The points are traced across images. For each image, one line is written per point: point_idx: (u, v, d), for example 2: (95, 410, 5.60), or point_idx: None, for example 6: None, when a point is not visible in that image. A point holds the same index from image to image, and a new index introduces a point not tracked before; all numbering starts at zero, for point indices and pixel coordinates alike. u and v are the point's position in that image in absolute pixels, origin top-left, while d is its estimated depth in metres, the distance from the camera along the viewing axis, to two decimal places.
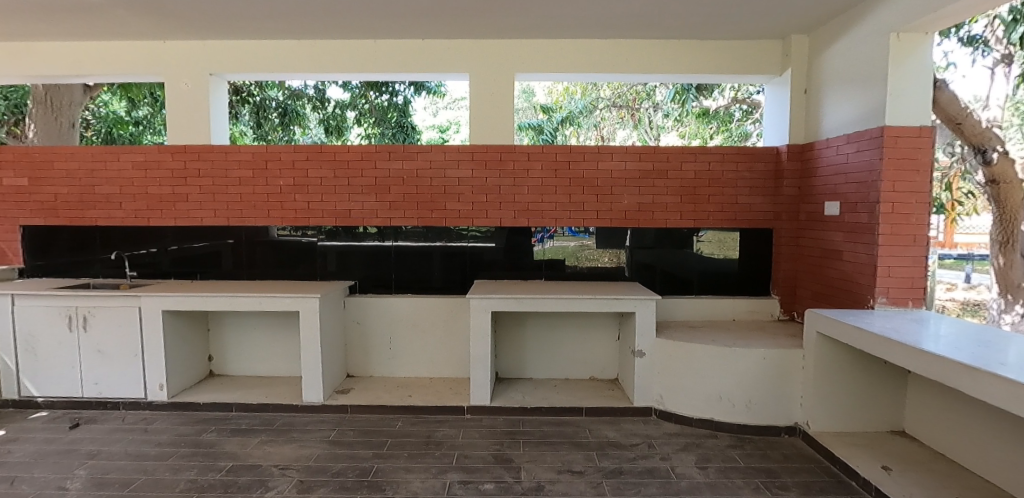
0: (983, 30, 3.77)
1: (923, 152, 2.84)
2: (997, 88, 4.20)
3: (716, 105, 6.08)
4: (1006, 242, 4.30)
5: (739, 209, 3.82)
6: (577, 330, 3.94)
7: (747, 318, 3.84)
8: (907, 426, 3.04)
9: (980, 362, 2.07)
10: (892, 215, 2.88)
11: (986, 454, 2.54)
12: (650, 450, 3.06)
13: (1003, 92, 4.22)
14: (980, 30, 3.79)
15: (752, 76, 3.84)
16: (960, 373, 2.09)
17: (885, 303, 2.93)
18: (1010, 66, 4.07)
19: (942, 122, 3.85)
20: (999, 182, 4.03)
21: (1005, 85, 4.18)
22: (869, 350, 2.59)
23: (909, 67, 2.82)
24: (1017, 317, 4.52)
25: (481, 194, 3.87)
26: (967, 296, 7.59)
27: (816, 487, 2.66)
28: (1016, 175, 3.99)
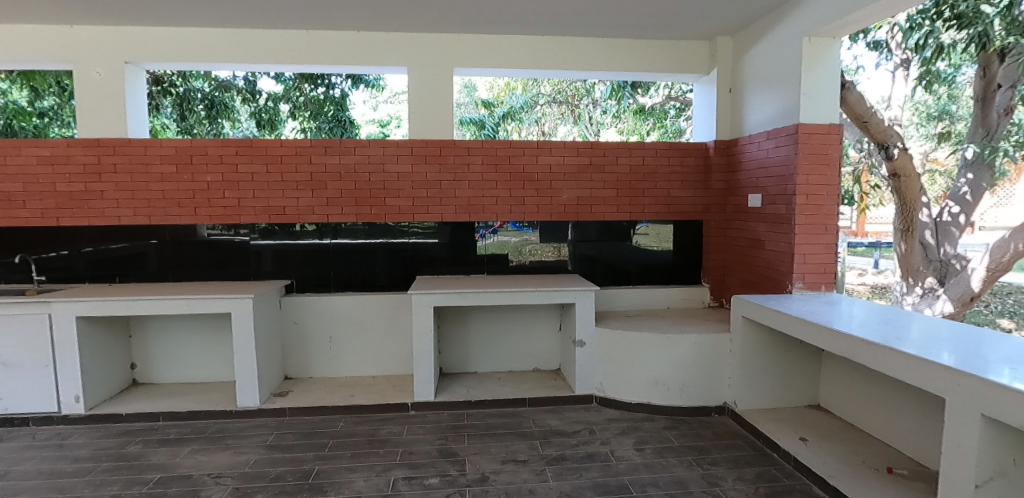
0: (885, 36, 3.99)
1: (832, 148, 3.09)
2: (898, 89, 4.53)
3: (652, 102, 6.22)
4: (907, 230, 4.47)
5: (672, 203, 3.98)
6: (520, 322, 3.98)
7: (681, 305, 4.02)
8: (822, 401, 3.30)
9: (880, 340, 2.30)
10: (806, 206, 3.09)
11: (886, 421, 2.81)
12: (591, 436, 3.17)
13: (903, 93, 4.55)
14: (883, 35, 4.01)
15: (681, 75, 4.00)
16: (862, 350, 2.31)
17: (802, 288, 3.15)
18: (908, 69, 4.40)
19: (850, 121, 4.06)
20: (900, 175, 4.21)
21: (905, 86, 4.52)
22: (789, 331, 2.81)
23: (819, 69, 3.05)
24: (916, 298, 4.65)
25: (421, 189, 3.84)
26: (871, 278, 8.34)
27: (742, 461, 2.86)
28: (914, 168, 4.19)
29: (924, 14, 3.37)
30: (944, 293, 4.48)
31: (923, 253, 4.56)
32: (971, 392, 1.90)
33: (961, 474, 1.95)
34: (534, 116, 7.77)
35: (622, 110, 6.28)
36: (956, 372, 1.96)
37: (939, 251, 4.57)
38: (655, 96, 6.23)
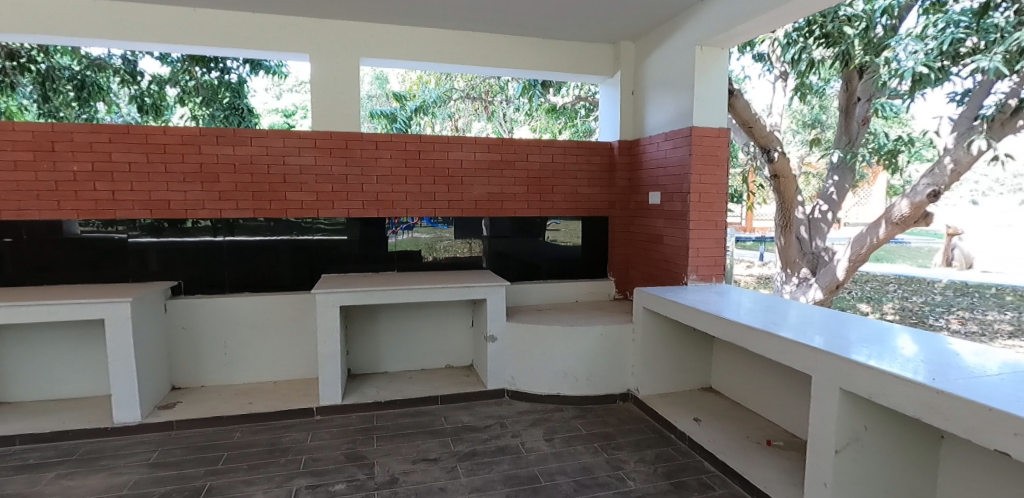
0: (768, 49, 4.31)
1: (721, 150, 3.34)
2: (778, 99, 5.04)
3: (563, 102, 6.45)
4: (785, 226, 4.84)
5: (580, 199, 4.12)
6: (432, 320, 3.94)
7: (588, 298, 4.18)
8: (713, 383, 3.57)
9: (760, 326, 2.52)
10: (699, 204, 3.32)
11: (765, 398, 3.11)
12: (503, 429, 3.21)
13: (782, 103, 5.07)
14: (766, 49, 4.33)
15: (588, 76, 4.14)
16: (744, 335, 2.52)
17: (696, 280, 3.38)
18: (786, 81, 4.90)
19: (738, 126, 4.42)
20: (779, 177, 4.59)
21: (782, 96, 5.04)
22: (685, 320, 3.01)
23: (710, 76, 3.28)
24: (793, 287, 5.02)
25: (326, 183, 3.67)
26: (757, 270, 9.21)
27: (643, 444, 3.03)
28: (790, 169, 4.55)
29: (800, 31, 3.64)
30: (816, 282, 4.87)
31: (799, 246, 4.94)
32: (833, 370, 2.17)
33: (825, 441, 2.22)
34: (447, 111, 7.69)
35: (534, 108, 6.39)
36: (822, 353, 2.23)
37: (811, 245, 4.97)
38: (565, 95, 6.39)
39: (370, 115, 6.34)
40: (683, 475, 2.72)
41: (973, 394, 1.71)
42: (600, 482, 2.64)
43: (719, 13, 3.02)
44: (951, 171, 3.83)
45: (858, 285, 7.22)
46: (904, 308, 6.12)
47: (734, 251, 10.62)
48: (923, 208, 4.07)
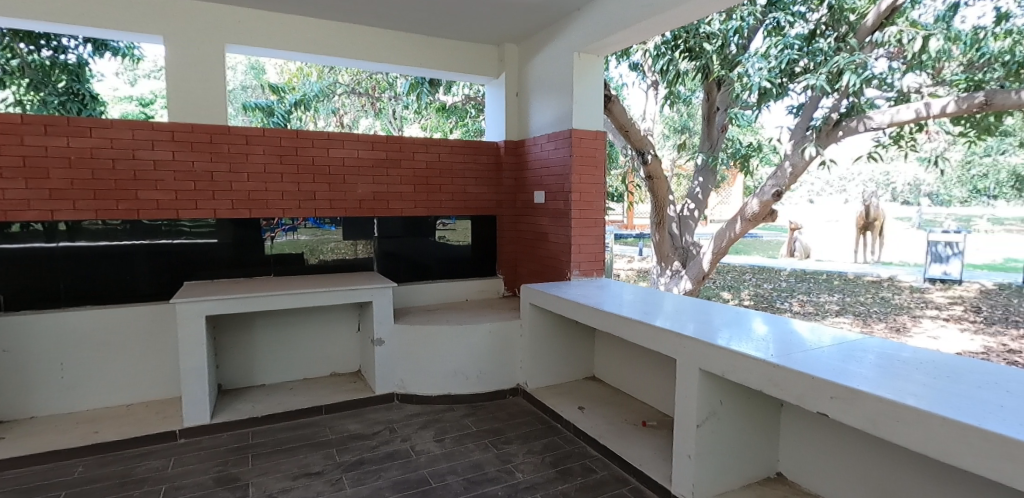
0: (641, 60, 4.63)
1: (598, 151, 3.53)
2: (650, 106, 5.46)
3: (453, 101, 6.46)
4: (659, 223, 5.28)
5: (468, 199, 4.14)
6: (314, 326, 3.74)
7: (478, 297, 4.22)
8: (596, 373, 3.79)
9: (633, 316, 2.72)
10: (580, 203, 3.49)
11: (639, 382, 3.36)
12: (392, 434, 3.13)
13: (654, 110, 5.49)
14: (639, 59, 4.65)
15: (474, 76, 4.17)
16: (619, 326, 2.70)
17: (578, 275, 3.55)
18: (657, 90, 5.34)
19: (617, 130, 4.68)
20: (653, 178, 4.94)
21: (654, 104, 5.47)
22: (568, 314, 3.15)
23: (587, 82, 3.46)
24: (667, 278, 5.44)
25: (188, 180, 3.32)
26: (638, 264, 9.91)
27: (531, 436, 3.12)
28: (662, 172, 4.93)
29: (668, 44, 3.88)
30: (686, 274, 5.30)
31: (672, 241, 5.37)
32: (693, 353, 2.41)
33: (689, 417, 2.43)
34: (331, 106, 7.33)
35: (424, 106, 6.33)
36: (686, 337, 2.45)
37: (682, 240, 5.39)
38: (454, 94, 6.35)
39: (242, 107, 5.84)
40: (568, 462, 2.85)
41: (800, 367, 1.99)
42: (489, 477, 2.68)
43: (594, 21, 3.19)
44: (790, 174, 4.32)
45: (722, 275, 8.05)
46: (757, 294, 6.91)
47: (617, 247, 11.36)
48: (769, 206, 4.54)
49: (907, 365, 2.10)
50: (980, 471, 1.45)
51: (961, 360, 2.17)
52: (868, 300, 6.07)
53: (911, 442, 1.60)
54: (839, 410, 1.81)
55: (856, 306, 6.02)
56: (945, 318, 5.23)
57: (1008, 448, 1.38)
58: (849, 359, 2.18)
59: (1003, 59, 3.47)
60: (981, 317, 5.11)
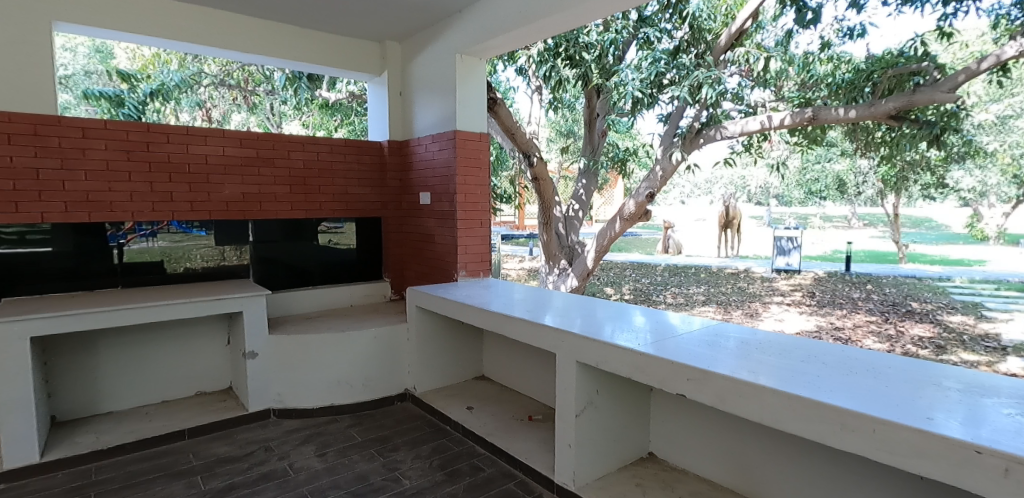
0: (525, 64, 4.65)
1: (482, 153, 3.57)
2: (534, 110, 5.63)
3: (336, 98, 6.18)
4: (546, 223, 5.40)
5: (351, 200, 3.98)
6: (173, 342, 3.36)
7: (364, 302, 4.07)
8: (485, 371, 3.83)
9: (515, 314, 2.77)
10: (465, 204, 3.50)
11: (524, 378, 3.44)
12: (268, 454, 2.90)
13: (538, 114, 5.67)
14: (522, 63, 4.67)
15: (355, 73, 4.01)
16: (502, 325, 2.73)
17: (464, 275, 3.56)
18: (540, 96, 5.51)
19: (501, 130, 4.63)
20: (538, 179, 5.04)
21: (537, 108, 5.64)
22: (454, 315, 3.13)
23: (470, 84, 3.48)
24: (555, 276, 5.63)
25: (3, 178, 2.78)
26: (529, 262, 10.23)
27: (419, 440, 3.07)
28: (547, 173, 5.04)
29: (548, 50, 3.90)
30: (572, 272, 5.54)
31: (558, 241, 5.56)
32: (570, 346, 2.51)
33: (568, 408, 2.53)
34: (196, 97, 6.71)
35: (304, 102, 5.98)
36: (564, 332, 2.54)
37: (568, 239, 5.62)
38: (336, 91, 6.09)
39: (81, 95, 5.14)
40: (456, 463, 2.83)
41: (662, 353, 2.16)
42: (374, 487, 2.58)
43: (475, 24, 3.22)
44: (661, 177, 4.69)
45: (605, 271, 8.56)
46: (636, 287, 7.44)
47: (506, 247, 11.77)
48: (644, 206, 4.89)
49: (747, 346, 2.38)
50: (800, 431, 1.68)
51: (789, 338, 2.51)
52: (728, 291, 6.90)
53: (750, 413, 1.81)
54: (694, 390, 1.99)
55: (718, 296, 6.75)
56: (788, 304, 6.19)
57: (821, 411, 1.61)
58: (704, 343, 2.41)
59: (824, 80, 4.08)
60: (812, 302, 6.23)
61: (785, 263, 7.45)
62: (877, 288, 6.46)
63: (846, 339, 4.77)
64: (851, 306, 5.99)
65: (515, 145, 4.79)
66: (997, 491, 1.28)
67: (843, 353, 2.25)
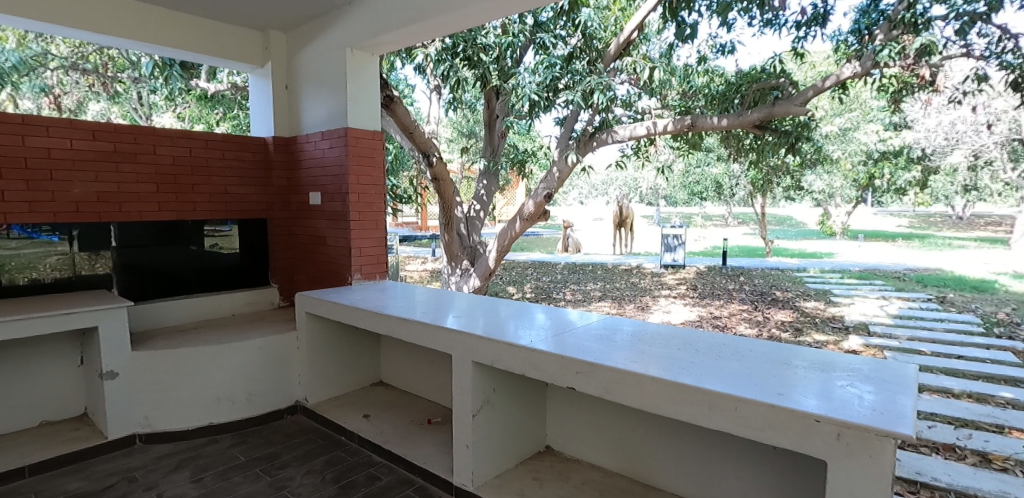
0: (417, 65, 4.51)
1: (377, 152, 3.47)
2: (434, 109, 5.56)
3: (216, 90, 5.71)
4: (447, 224, 5.39)
5: (230, 200, 3.68)
6: (6, 366, 2.88)
7: (248, 310, 3.78)
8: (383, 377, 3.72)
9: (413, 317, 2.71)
10: (358, 204, 3.37)
11: (423, 382, 3.39)
12: (131, 485, 2.56)
13: (436, 113, 5.61)
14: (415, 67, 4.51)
15: (234, 63, 3.69)
16: None
17: (359, 279, 3.43)
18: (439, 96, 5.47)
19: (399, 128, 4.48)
20: (438, 179, 4.99)
21: (436, 108, 5.57)
22: (348, 321, 2.99)
23: (362, 81, 3.36)
24: (457, 277, 5.66)
25: None
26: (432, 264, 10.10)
27: (311, 454, 2.89)
28: (447, 174, 5.00)
29: (444, 51, 3.85)
30: (474, 272, 5.56)
31: (460, 241, 5.58)
32: (467, 347, 2.48)
33: (465, 409, 2.48)
34: (40, 82, 5.88)
35: (178, 92, 5.49)
36: (459, 333, 2.51)
37: (470, 240, 5.64)
38: (217, 82, 5.72)
39: None
40: (351, 474, 2.70)
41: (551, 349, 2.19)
42: None
43: (366, 18, 3.10)
44: (558, 178, 4.83)
45: (508, 271, 8.71)
46: (537, 285, 7.67)
47: (410, 250, 11.58)
48: (542, 206, 5.03)
49: (634, 338, 2.49)
50: (676, 416, 1.78)
51: (675, 328, 2.63)
52: (622, 287, 7.33)
53: (633, 401, 1.89)
54: (582, 382, 2.05)
55: (612, 291, 7.15)
56: (674, 296, 6.69)
57: (693, 395, 1.72)
58: (596, 337, 2.49)
59: (702, 91, 4.55)
60: (694, 294, 6.81)
61: (671, 259, 8.45)
62: (749, 280, 7.53)
63: (719, 326, 5.26)
64: (726, 297, 6.64)
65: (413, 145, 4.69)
66: (833, 453, 1.45)
67: (713, 339, 2.43)
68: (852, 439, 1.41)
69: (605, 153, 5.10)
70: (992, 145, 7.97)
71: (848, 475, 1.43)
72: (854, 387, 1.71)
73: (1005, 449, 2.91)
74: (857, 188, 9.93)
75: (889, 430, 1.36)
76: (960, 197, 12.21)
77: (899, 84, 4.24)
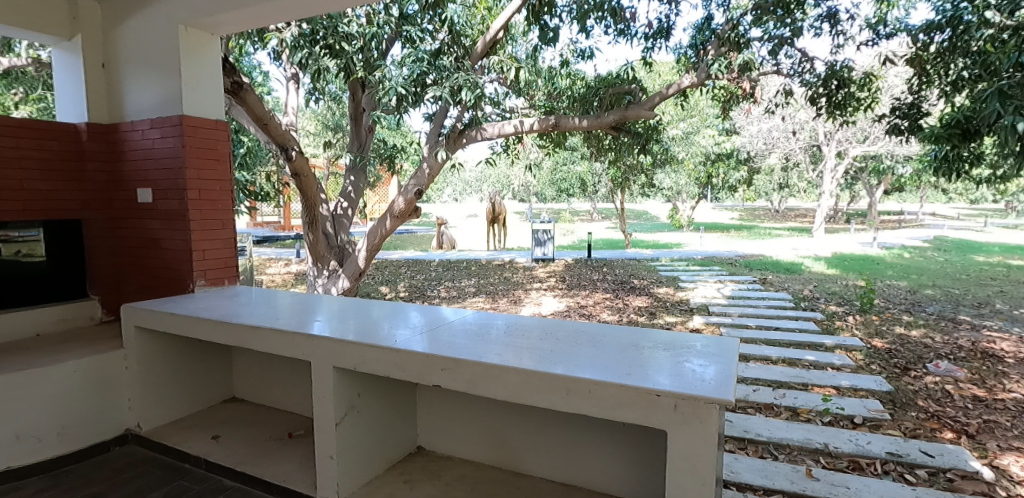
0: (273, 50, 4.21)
1: (221, 144, 3.16)
2: (292, 98, 5.19)
3: (9, 64, 4.77)
4: (311, 222, 5.07)
5: (30, 197, 3.06)
6: None
7: (57, 329, 3.17)
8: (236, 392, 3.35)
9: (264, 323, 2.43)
10: (199, 201, 3.02)
11: (282, 393, 3.11)
12: None
13: (296, 103, 5.25)
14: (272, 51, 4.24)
15: (34, 33, 3.05)
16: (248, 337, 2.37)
17: (203, 285, 3.07)
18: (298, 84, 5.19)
19: (251, 118, 4.10)
20: (300, 175, 4.66)
21: (296, 97, 5.22)
22: (186, 332, 2.61)
23: (199, 63, 3.00)
24: (324, 278, 5.43)
25: None
26: (299, 267, 9.46)
27: (145, 488, 2.47)
28: (309, 169, 4.69)
29: (297, 39, 3.57)
30: (344, 273, 5.36)
31: (326, 241, 5.33)
32: (326, 352, 2.21)
33: (326, 417, 2.22)
34: None
35: None
36: (316, 337, 2.25)
37: (337, 239, 5.44)
38: (12, 57, 4.85)
39: None
40: None
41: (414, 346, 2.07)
42: None
43: None
44: (428, 174, 4.80)
45: (383, 272, 8.49)
46: (410, 284, 7.57)
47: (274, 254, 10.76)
48: (412, 203, 4.95)
49: (508, 330, 2.41)
50: (538, 404, 1.76)
51: (550, 322, 2.55)
52: (496, 282, 7.55)
53: (497, 394, 1.84)
54: (447, 379, 1.94)
55: (487, 286, 7.31)
56: (544, 288, 7.02)
57: (551, 381, 1.72)
58: (468, 330, 2.42)
59: (565, 93, 4.84)
60: (563, 285, 7.23)
61: (541, 253, 8.96)
62: (611, 270, 8.15)
63: (582, 314, 5.64)
64: (592, 286, 7.15)
65: (269, 137, 4.32)
66: (672, 423, 1.53)
67: (574, 327, 2.46)
68: (687, 408, 1.50)
69: (476, 150, 5.21)
70: (799, 148, 13.46)
71: (686, 442, 1.51)
72: (694, 364, 1.83)
73: (808, 403, 3.50)
74: (698, 183, 11.45)
75: (716, 396, 1.46)
76: (769, 188, 18.29)
77: (727, 94, 4.90)
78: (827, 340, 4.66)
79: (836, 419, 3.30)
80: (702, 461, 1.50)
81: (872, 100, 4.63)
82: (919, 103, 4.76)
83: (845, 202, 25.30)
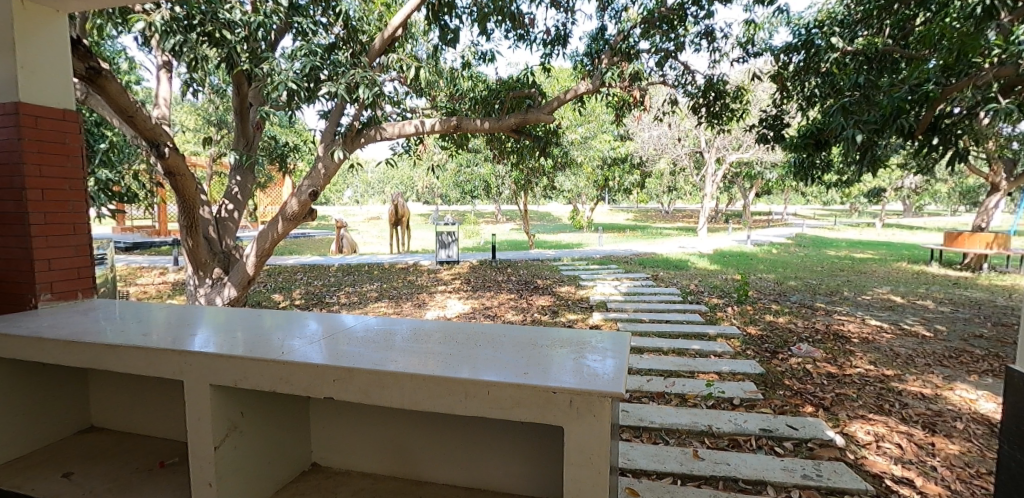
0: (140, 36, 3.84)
1: (69, 137, 2.77)
2: (163, 87, 4.76)
3: None
4: (189, 227, 4.62)
5: None
6: None
7: None
8: (96, 419, 2.87)
9: (119, 339, 2.09)
10: (43, 203, 2.63)
11: (153, 418, 2.73)
12: None
13: (168, 93, 4.81)
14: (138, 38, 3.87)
15: None
16: (102, 356, 2.04)
17: (49, 299, 2.65)
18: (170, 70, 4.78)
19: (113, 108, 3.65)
20: (175, 174, 4.21)
21: (168, 86, 4.80)
22: (23, 355, 2.21)
23: (36, 43, 2.60)
24: (207, 288, 5.02)
25: None
26: (177, 276, 8.55)
27: None
28: (187, 168, 4.25)
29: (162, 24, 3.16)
30: (229, 281, 5.01)
31: (207, 247, 4.92)
32: (196, 369, 1.93)
33: (201, 443, 1.92)
34: None
35: None
36: (187, 352, 1.94)
37: (220, 244, 5.08)
38: None
39: None
40: None
41: (298, 356, 1.87)
42: None
43: None
44: (324, 174, 4.57)
45: (276, 279, 7.95)
46: (307, 291, 7.16)
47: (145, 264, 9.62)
48: (307, 206, 4.70)
49: (407, 335, 2.28)
50: (437, 410, 1.66)
51: (450, 325, 2.48)
52: (399, 286, 7.39)
53: (394, 403, 1.70)
54: (339, 391, 1.77)
55: (390, 291, 7.12)
56: (449, 291, 6.99)
57: (448, 385, 1.62)
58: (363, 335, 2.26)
59: (467, 94, 4.87)
60: (468, 288, 7.26)
61: (446, 256, 8.95)
62: (515, 271, 8.33)
63: (486, 315, 5.67)
64: (496, 288, 7.25)
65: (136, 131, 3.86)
66: (568, 420, 1.51)
67: (471, 329, 2.41)
68: (582, 404, 1.48)
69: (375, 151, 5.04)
70: (684, 155, 14.75)
71: (581, 437, 1.50)
72: (590, 358, 1.84)
73: (694, 389, 3.80)
74: (596, 185, 12.07)
75: (609, 390, 1.46)
76: (660, 190, 19.86)
77: (620, 102, 5.20)
78: (710, 330, 5.10)
79: (718, 402, 3.61)
80: (597, 456, 1.50)
81: (744, 112, 5.15)
82: (781, 115, 5.37)
83: (725, 204, 28.00)
